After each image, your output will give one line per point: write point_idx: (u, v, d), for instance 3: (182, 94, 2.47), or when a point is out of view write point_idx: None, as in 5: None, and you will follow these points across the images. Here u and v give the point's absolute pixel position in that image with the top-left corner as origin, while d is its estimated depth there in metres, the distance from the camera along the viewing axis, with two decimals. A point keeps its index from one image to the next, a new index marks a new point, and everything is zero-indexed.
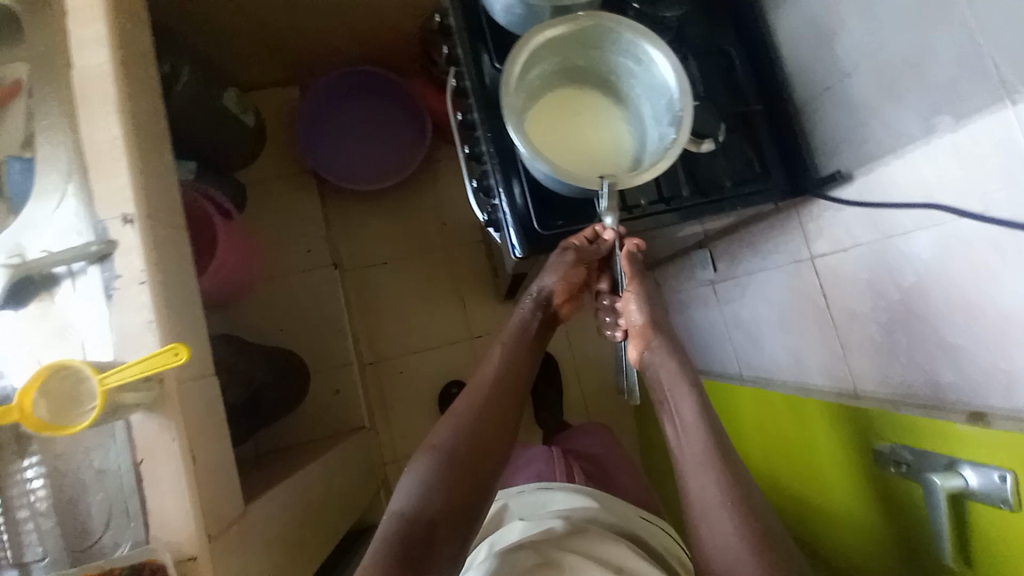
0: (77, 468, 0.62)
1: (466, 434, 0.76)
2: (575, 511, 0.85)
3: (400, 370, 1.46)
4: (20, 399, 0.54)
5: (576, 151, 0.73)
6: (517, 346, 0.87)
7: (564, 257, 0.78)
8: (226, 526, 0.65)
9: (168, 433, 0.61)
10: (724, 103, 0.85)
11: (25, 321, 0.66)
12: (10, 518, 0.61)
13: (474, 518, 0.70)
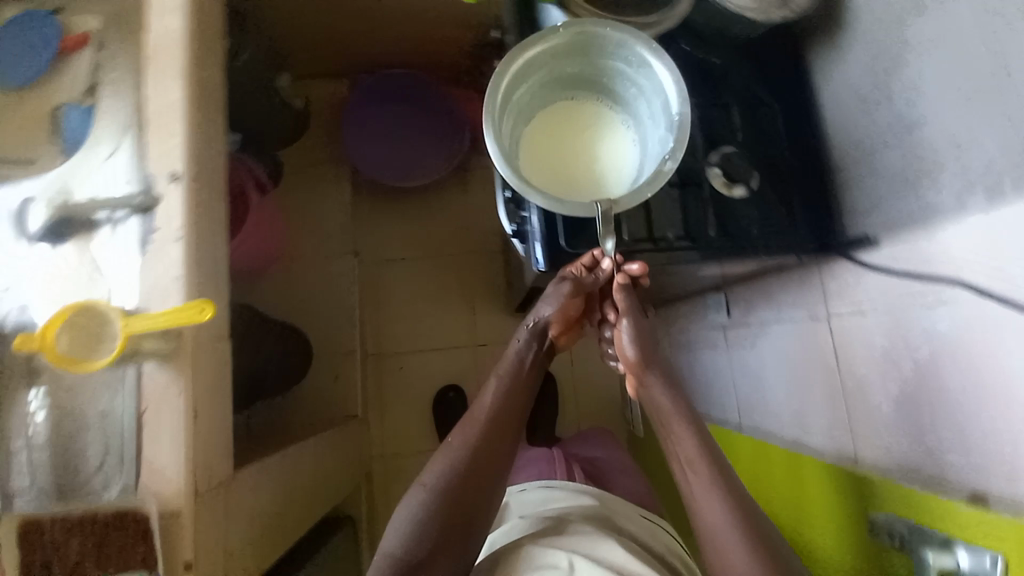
0: (81, 407, 0.64)
1: (460, 470, 0.77)
2: (573, 509, 0.84)
3: (401, 365, 1.47)
4: (43, 331, 0.60)
5: (575, 168, 0.72)
6: (518, 377, 0.85)
7: (561, 288, 0.79)
8: (213, 487, 0.66)
9: (176, 387, 0.62)
10: (761, 153, 0.86)
11: (61, 258, 0.68)
12: (8, 445, 0.63)
13: (468, 542, 0.75)
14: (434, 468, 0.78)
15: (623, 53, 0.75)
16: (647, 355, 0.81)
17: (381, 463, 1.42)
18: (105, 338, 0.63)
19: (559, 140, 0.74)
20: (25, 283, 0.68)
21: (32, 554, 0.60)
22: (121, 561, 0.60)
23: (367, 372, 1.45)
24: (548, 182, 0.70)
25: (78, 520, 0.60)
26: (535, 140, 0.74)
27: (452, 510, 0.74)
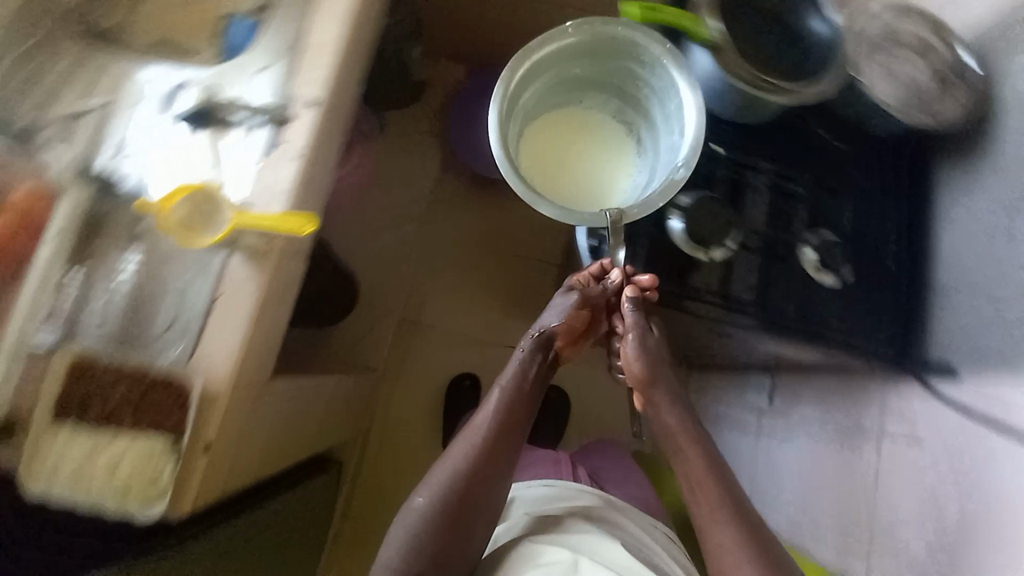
0: (164, 276, 0.68)
1: (458, 482, 0.81)
2: (575, 508, 0.92)
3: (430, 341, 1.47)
4: (164, 200, 0.68)
5: (575, 177, 0.92)
6: (523, 396, 0.87)
7: (572, 299, 0.85)
8: (247, 385, 0.69)
9: (251, 285, 0.67)
10: (862, 257, 0.89)
11: (190, 141, 0.70)
12: (88, 287, 0.67)
13: (463, 534, 0.82)
14: (441, 470, 0.83)
15: (632, 53, 0.86)
16: (657, 373, 0.83)
17: (381, 424, 1.43)
18: (214, 224, 0.67)
19: (561, 145, 0.94)
20: (148, 153, 0.70)
21: (74, 389, 0.62)
22: (151, 423, 0.62)
23: (397, 337, 1.45)
24: (553, 192, 0.90)
25: (129, 372, 0.63)
26: (542, 146, 0.93)
27: (456, 515, 0.81)
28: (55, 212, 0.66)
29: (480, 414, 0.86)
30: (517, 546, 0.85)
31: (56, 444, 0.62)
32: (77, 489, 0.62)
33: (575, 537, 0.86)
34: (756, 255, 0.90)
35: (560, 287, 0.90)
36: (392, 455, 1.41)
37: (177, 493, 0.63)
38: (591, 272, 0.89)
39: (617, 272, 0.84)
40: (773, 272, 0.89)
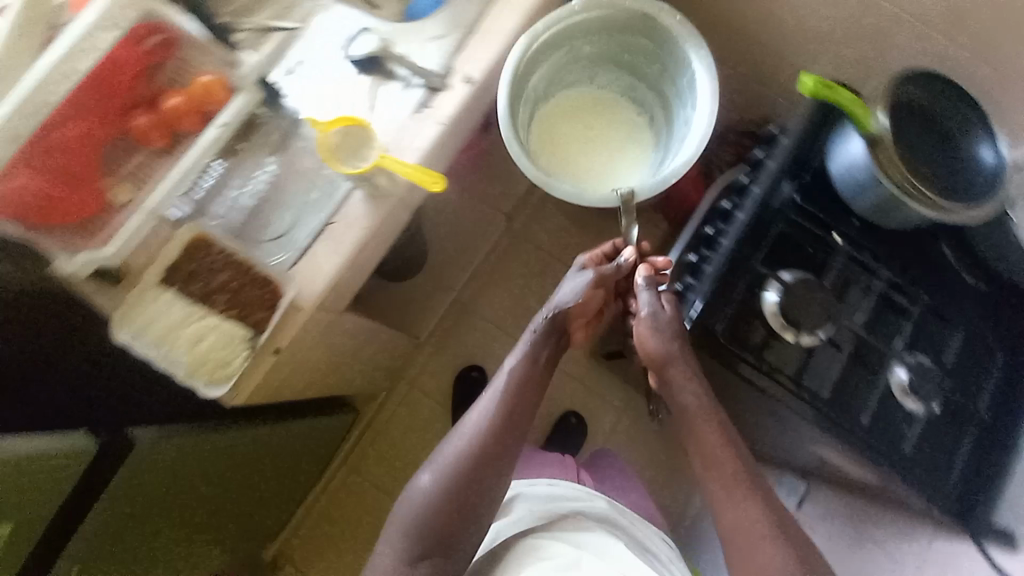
0: (293, 188, 0.74)
1: (462, 470, 0.79)
2: (578, 510, 0.97)
3: (475, 330, 1.46)
4: (327, 123, 0.71)
5: (590, 158, 0.97)
6: (529, 378, 0.85)
7: (588, 277, 0.84)
8: (323, 307, 0.74)
9: (364, 220, 0.72)
10: (957, 400, 0.77)
11: (355, 80, 0.77)
12: (227, 176, 0.74)
13: (474, 522, 0.80)
14: (450, 445, 0.83)
15: (645, 27, 0.91)
16: (678, 356, 0.74)
17: (403, 390, 1.44)
18: (362, 158, 0.71)
19: (572, 126, 1.01)
20: (316, 83, 0.78)
21: (187, 261, 0.68)
22: (242, 312, 0.67)
23: (447, 316, 1.45)
24: (558, 168, 0.96)
25: (237, 262, 0.69)
26: (551, 126, 0.99)
27: (455, 506, 0.78)
28: (231, 101, 0.69)
29: (482, 401, 0.85)
30: (526, 539, 0.90)
31: (154, 302, 0.66)
32: (156, 349, 0.65)
33: (581, 536, 0.91)
34: (875, 371, 0.73)
35: (573, 265, 0.88)
36: (404, 422, 1.43)
37: (240, 381, 0.67)
38: (603, 251, 0.88)
39: (632, 251, 0.81)
40: (886, 402, 0.73)
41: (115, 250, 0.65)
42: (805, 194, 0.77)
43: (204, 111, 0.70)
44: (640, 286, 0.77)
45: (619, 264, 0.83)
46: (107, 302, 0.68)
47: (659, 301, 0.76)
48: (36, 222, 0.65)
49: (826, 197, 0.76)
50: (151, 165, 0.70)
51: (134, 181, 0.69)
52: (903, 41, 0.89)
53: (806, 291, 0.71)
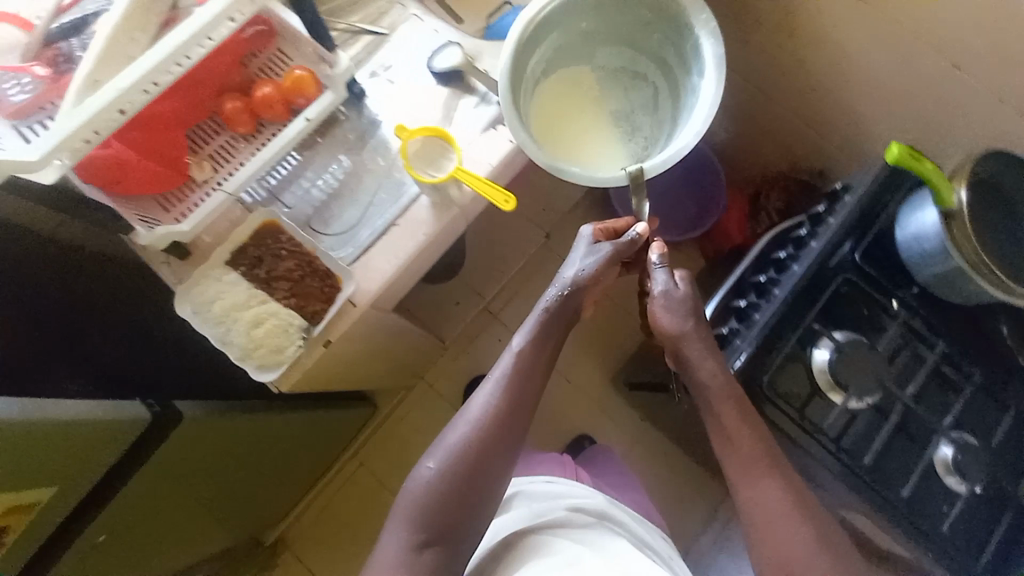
0: (361, 186, 0.77)
1: (463, 462, 0.73)
2: (582, 507, 0.90)
3: (499, 340, 1.45)
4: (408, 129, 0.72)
5: (593, 139, 0.91)
6: (534, 361, 0.80)
7: (602, 250, 0.82)
8: (376, 305, 0.75)
9: (426, 227, 0.74)
10: (998, 471, 0.70)
11: (433, 89, 0.80)
12: (301, 167, 0.77)
13: (476, 508, 0.73)
14: (456, 430, 0.76)
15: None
16: (693, 333, 0.72)
17: (421, 391, 1.44)
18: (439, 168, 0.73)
19: (574, 107, 0.93)
20: (395, 88, 0.80)
21: (254, 247, 0.70)
22: (301, 301, 0.69)
23: (473, 324, 1.45)
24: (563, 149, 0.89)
25: (302, 253, 0.71)
26: (549, 105, 0.91)
27: (452, 499, 0.72)
28: (317, 100, 0.72)
29: (484, 389, 0.79)
30: (531, 537, 0.83)
31: (218, 281, 0.68)
32: (215, 328, 0.66)
33: (587, 536, 0.84)
34: (916, 450, 0.70)
35: (582, 239, 0.86)
36: (417, 423, 1.42)
37: (291, 368, 0.68)
38: (614, 227, 0.87)
39: (643, 225, 0.80)
40: (926, 482, 0.69)
41: (191, 227, 0.67)
42: (868, 257, 0.74)
43: (291, 103, 0.73)
44: (653, 265, 0.76)
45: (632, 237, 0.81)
46: (175, 275, 0.70)
47: (673, 279, 0.74)
48: (120, 194, 0.66)
49: (888, 263, 0.74)
50: (232, 147, 0.73)
51: (214, 161, 0.72)
52: (971, 114, 0.89)
53: (853, 353, 0.70)
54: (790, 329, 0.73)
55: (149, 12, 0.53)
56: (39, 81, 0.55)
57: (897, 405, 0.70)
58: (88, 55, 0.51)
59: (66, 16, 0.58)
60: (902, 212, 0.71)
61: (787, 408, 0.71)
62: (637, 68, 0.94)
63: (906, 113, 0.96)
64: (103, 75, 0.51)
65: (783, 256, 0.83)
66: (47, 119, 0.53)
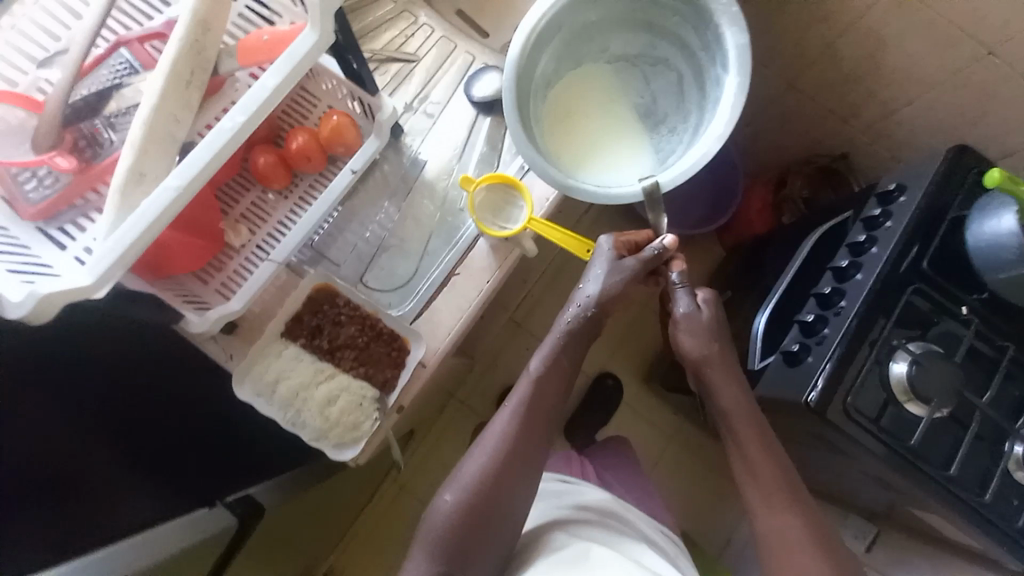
0: (411, 234, 0.73)
1: (481, 493, 0.64)
2: (600, 509, 0.78)
3: (527, 349, 1.27)
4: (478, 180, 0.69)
5: (610, 146, 0.77)
6: (556, 375, 0.70)
7: (629, 266, 0.70)
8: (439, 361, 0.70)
9: (489, 273, 0.70)
10: None
11: (476, 121, 0.76)
12: (343, 219, 0.73)
13: (497, 540, 0.64)
14: (473, 461, 0.66)
15: None
16: (717, 359, 0.72)
17: (452, 409, 1.24)
18: (511, 219, 0.70)
19: (588, 107, 0.79)
20: (435, 123, 0.77)
21: (310, 315, 0.65)
22: (369, 371, 0.64)
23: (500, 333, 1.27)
24: (579, 157, 0.75)
25: (362, 315, 0.66)
26: (558, 107, 0.77)
27: (473, 531, 0.63)
28: (361, 148, 0.66)
29: (500, 414, 0.69)
30: (531, 544, 0.70)
31: (278, 358, 0.63)
32: (283, 411, 0.62)
33: (594, 534, 0.71)
34: (988, 453, 0.70)
35: (601, 250, 0.72)
36: (451, 444, 1.22)
37: (368, 441, 0.64)
38: (635, 238, 0.74)
39: (671, 239, 0.70)
40: (1004, 484, 0.69)
41: (243, 303, 0.61)
42: (935, 263, 0.73)
43: (327, 151, 0.67)
44: (673, 284, 0.74)
45: (657, 250, 0.70)
46: (226, 352, 0.64)
47: (695, 301, 0.73)
48: (157, 276, 0.60)
49: (954, 268, 0.74)
50: (264, 204, 0.67)
51: (248, 222, 0.66)
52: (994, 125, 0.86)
53: (931, 364, 0.69)
54: (865, 344, 0.71)
55: (191, 86, 0.47)
56: (63, 173, 0.49)
57: (976, 412, 0.70)
58: (128, 146, 0.44)
59: (85, 80, 0.51)
60: (972, 218, 0.70)
61: (865, 424, 0.69)
62: (657, 55, 0.79)
63: (937, 99, 0.88)
64: (148, 167, 0.45)
65: (843, 263, 0.78)
66: (82, 217, 0.49)
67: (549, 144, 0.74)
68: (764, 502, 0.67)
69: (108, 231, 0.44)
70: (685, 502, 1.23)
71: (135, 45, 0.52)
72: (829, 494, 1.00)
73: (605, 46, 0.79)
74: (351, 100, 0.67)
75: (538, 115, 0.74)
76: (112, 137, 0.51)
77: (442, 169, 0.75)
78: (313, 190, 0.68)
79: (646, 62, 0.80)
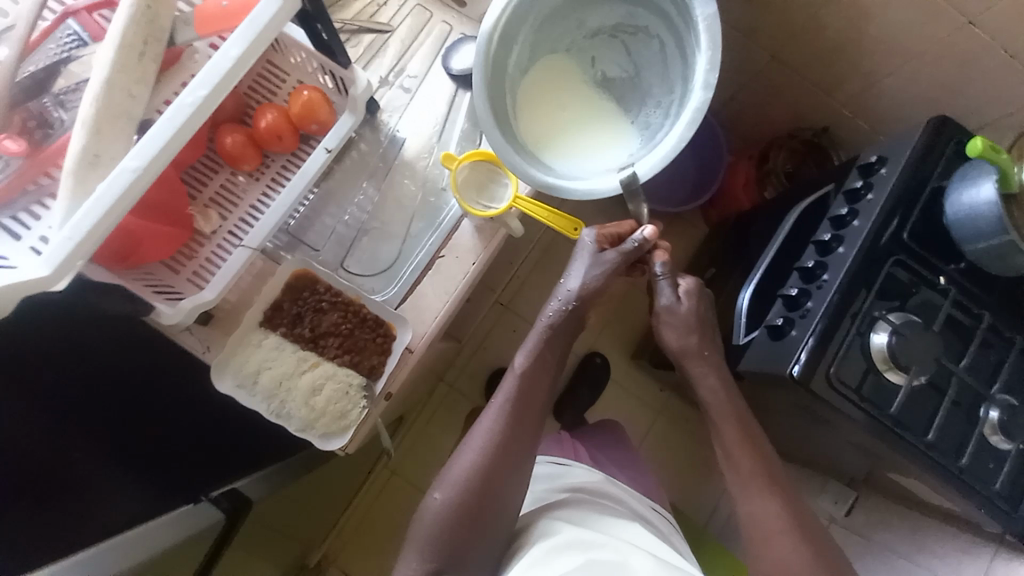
0: (392, 216, 0.70)
1: (475, 485, 0.63)
2: (594, 489, 0.79)
3: (514, 331, 1.26)
4: (463, 156, 0.66)
5: (596, 130, 0.70)
6: (543, 371, 0.70)
7: (609, 260, 0.70)
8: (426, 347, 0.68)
9: (475, 254, 0.68)
10: None
11: (456, 96, 0.73)
12: (319, 203, 0.70)
13: (490, 534, 0.64)
14: (465, 455, 0.66)
15: None
16: (696, 351, 0.74)
17: (441, 393, 1.24)
18: (496, 197, 0.68)
19: (569, 91, 0.72)
20: (413, 97, 0.73)
21: (290, 302, 0.63)
22: (355, 358, 0.63)
23: (486, 316, 1.25)
24: (560, 146, 0.69)
25: (345, 302, 0.64)
26: (535, 93, 0.71)
27: (469, 523, 0.62)
28: (335, 126, 0.63)
29: (492, 405, 0.69)
30: (526, 527, 0.71)
31: (259, 348, 0.61)
32: (267, 402, 0.60)
33: (588, 517, 0.71)
34: (965, 417, 0.73)
35: (582, 244, 0.72)
36: (442, 427, 1.22)
37: (356, 431, 0.63)
38: (618, 230, 0.73)
39: (651, 229, 0.69)
40: (979, 446, 0.72)
41: (216, 293, 0.58)
42: (915, 233, 0.74)
43: (299, 128, 0.64)
44: (656, 277, 0.75)
45: (637, 242, 0.70)
46: (203, 344, 0.61)
47: (676, 293, 0.74)
48: (124, 265, 0.56)
49: (934, 239, 0.75)
50: (233, 186, 0.64)
51: (218, 207, 0.63)
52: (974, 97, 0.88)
53: (910, 334, 0.70)
54: (847, 316, 0.72)
55: (145, 58, 0.43)
56: (14, 157, 0.45)
57: (952, 378, 0.72)
58: (79, 125, 0.41)
59: (31, 56, 0.47)
60: (953, 187, 0.71)
61: (849, 394, 0.70)
62: (637, 24, 0.71)
63: (917, 71, 0.88)
64: (104, 148, 0.42)
65: (825, 236, 0.78)
66: (37, 203, 0.45)
67: (528, 136, 0.68)
68: (753, 473, 0.69)
69: (64, 219, 0.40)
70: (674, 474, 1.26)
71: (82, 15, 0.48)
72: (811, 461, 1.03)
73: (579, 22, 0.71)
74: (323, 73, 0.64)
75: (513, 106, 0.69)
76: (64, 117, 0.47)
77: (423, 147, 0.72)
78: (286, 170, 0.65)
79: (627, 32, 0.72)
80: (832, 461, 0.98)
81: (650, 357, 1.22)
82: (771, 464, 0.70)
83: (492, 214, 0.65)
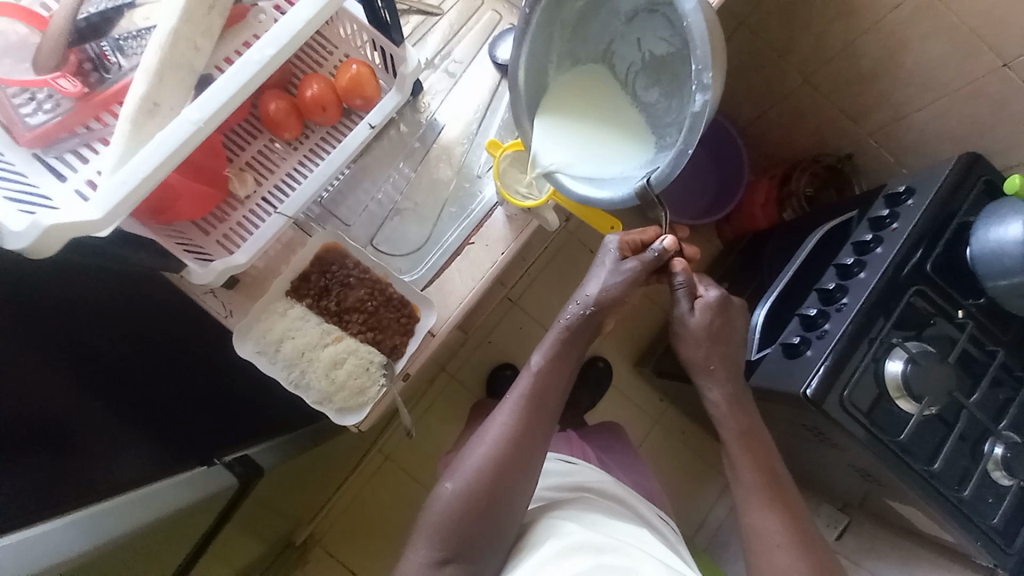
0: (425, 199, 0.70)
1: (485, 479, 0.63)
2: (603, 491, 0.79)
3: (521, 328, 1.26)
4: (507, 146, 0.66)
5: (630, 132, 0.65)
6: (559, 372, 0.70)
7: (629, 268, 0.70)
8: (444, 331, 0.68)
9: (504, 244, 0.69)
10: None
11: (496, 86, 0.74)
12: (352, 179, 0.69)
13: (498, 527, 0.64)
14: (477, 450, 0.66)
15: None
16: (706, 365, 0.73)
17: (443, 383, 1.23)
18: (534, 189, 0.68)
19: (613, 92, 0.68)
20: (456, 83, 0.73)
21: (318, 274, 0.62)
22: (377, 336, 0.62)
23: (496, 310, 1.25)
24: (600, 156, 0.64)
25: (373, 279, 0.63)
26: (581, 100, 0.66)
27: (478, 516, 0.63)
28: (379, 102, 0.62)
29: (506, 404, 0.69)
30: (533, 523, 0.71)
31: (283, 317, 0.61)
32: (286, 371, 0.60)
33: (597, 520, 0.72)
34: (970, 452, 0.73)
35: (606, 250, 0.72)
36: (442, 416, 1.21)
37: (372, 407, 0.63)
38: (640, 237, 0.73)
39: (671, 239, 0.68)
40: (981, 481, 0.73)
41: (248, 257, 0.58)
42: (937, 265, 0.75)
43: (343, 102, 0.64)
44: (674, 286, 0.72)
45: (657, 251, 0.69)
46: (225, 308, 0.61)
47: (692, 304, 0.72)
48: (157, 220, 0.55)
49: (954, 273, 0.76)
50: (271, 153, 0.64)
51: (254, 171, 0.63)
52: (998, 139, 0.86)
53: (926, 365, 0.71)
54: (864, 341, 0.72)
55: (214, 11, 0.43)
56: (66, 97, 0.45)
57: (962, 412, 0.73)
58: (143, 71, 0.41)
59: None
60: (980, 223, 0.71)
61: (858, 416, 0.71)
62: None
63: (949, 106, 0.88)
64: (164, 97, 0.42)
65: (848, 260, 0.79)
66: (85, 146, 0.46)
67: (577, 146, 0.64)
68: (758, 485, 0.70)
69: (117, 165, 0.40)
70: (667, 484, 1.26)
71: None
72: (809, 480, 1.04)
73: (612, 14, 0.64)
74: (372, 49, 0.64)
75: (557, 117, 0.64)
76: (122, 63, 0.47)
77: (461, 133, 0.72)
78: (325, 142, 0.65)
79: (664, 3, 0.59)
80: (831, 483, 0.99)
81: (654, 367, 1.21)
82: (774, 480, 0.70)
83: (530, 205, 0.65)
